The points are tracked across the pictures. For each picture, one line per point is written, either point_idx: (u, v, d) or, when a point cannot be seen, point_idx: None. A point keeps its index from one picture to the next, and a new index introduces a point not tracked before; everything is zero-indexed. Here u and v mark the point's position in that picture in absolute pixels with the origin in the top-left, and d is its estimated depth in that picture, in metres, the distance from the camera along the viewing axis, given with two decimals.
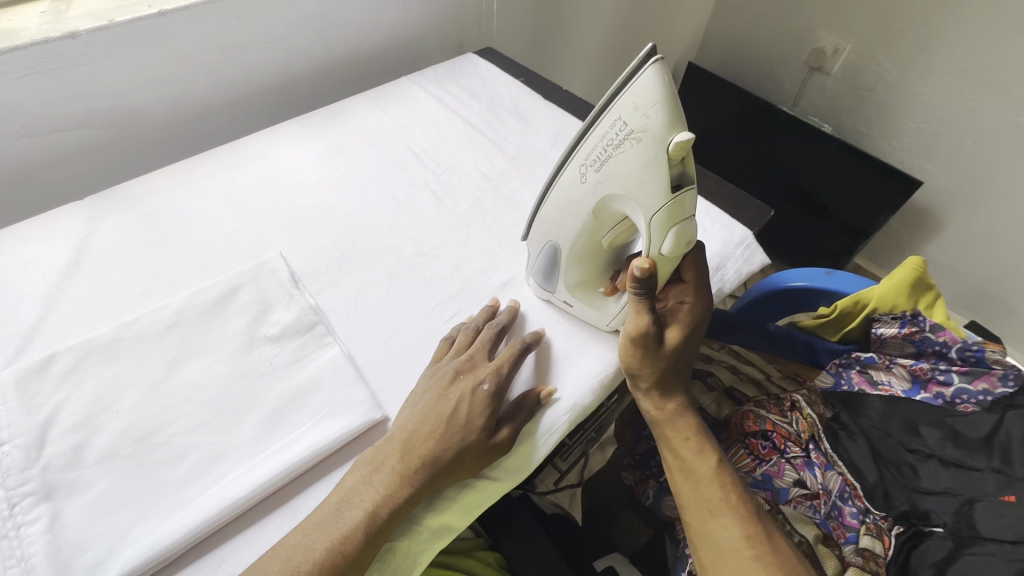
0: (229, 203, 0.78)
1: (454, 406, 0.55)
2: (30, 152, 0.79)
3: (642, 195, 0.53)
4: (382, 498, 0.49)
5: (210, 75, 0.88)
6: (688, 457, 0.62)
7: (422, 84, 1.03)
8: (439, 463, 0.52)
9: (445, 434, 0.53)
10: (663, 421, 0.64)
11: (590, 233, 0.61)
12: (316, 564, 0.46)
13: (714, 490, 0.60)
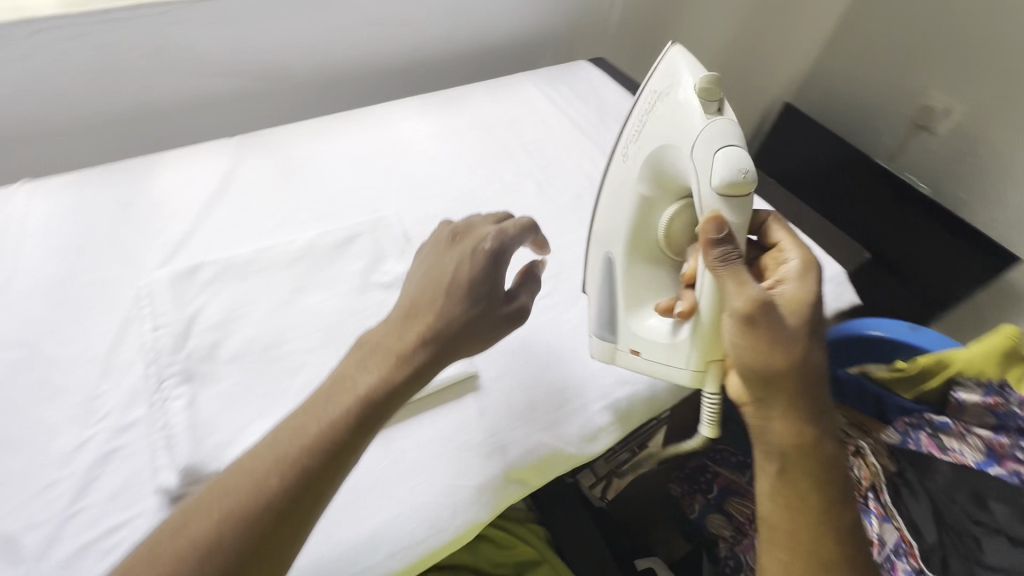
0: (354, 161, 0.85)
1: (451, 270, 0.51)
2: (194, 89, 0.89)
3: (684, 134, 0.53)
4: (376, 379, 0.45)
5: (353, 46, 0.97)
6: (819, 497, 0.50)
7: (536, 81, 1.08)
8: (440, 335, 0.48)
9: (443, 303, 0.49)
10: (800, 442, 0.50)
11: (642, 231, 0.59)
12: (305, 448, 0.42)
13: (841, 545, 0.49)
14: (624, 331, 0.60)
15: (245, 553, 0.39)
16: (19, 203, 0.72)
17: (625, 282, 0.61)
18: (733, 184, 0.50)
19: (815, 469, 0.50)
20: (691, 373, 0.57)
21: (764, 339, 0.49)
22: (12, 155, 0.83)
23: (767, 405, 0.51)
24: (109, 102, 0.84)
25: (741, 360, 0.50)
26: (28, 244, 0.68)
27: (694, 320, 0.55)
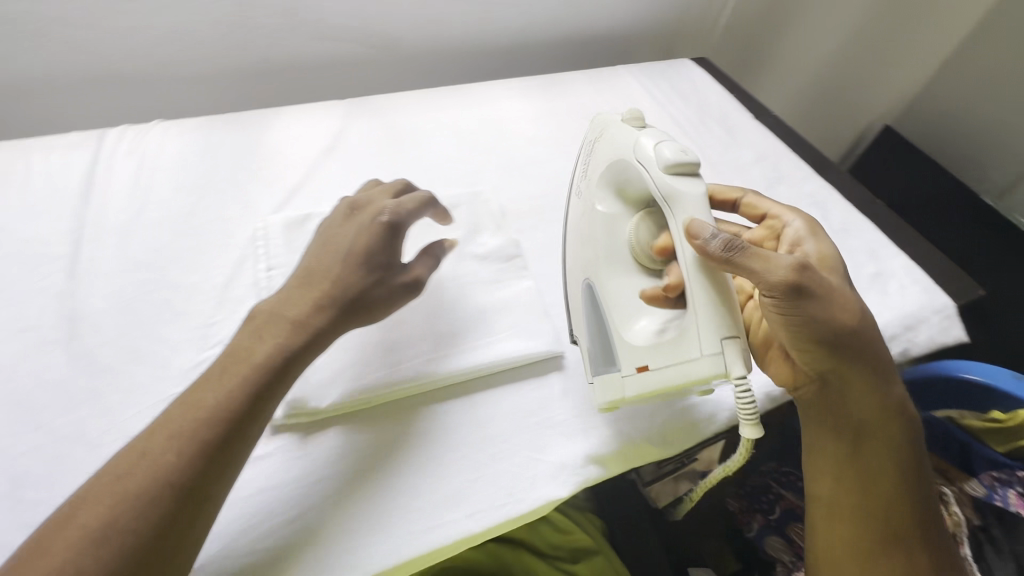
0: (454, 134, 0.87)
1: (351, 240, 0.53)
2: (312, 51, 0.93)
3: (623, 151, 0.56)
4: (275, 344, 0.47)
5: (463, 23, 0.98)
6: (896, 464, 0.51)
7: (637, 75, 1.06)
8: (335, 299, 0.51)
9: (340, 271, 0.52)
10: (874, 414, 0.51)
11: (614, 246, 0.57)
12: (201, 420, 0.42)
13: (920, 509, 0.51)
14: (620, 352, 0.53)
15: (147, 536, 0.38)
16: (152, 140, 0.78)
17: (609, 297, 0.55)
18: (679, 163, 0.49)
19: (888, 437, 0.52)
20: (709, 363, 0.46)
21: (832, 318, 0.48)
22: (148, 96, 0.90)
23: (844, 384, 0.51)
24: (237, 55, 0.89)
25: (811, 345, 0.49)
26: (159, 177, 0.73)
27: (694, 308, 0.47)
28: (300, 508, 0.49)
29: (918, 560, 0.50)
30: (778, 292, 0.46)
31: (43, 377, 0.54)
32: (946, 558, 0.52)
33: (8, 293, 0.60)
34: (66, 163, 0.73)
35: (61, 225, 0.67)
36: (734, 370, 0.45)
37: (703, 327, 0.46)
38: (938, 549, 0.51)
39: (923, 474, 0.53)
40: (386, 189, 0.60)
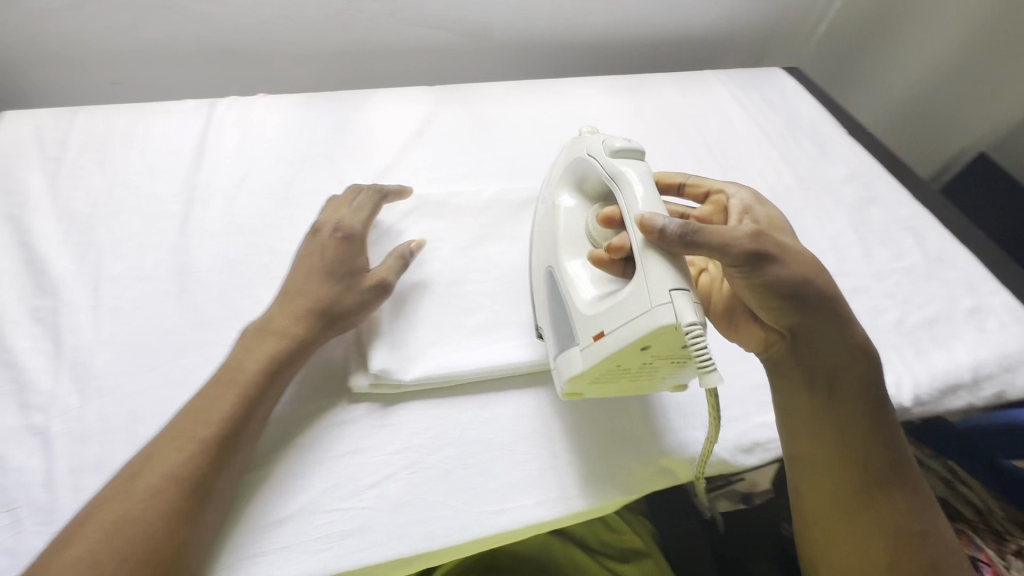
0: (539, 129, 0.88)
1: (317, 256, 0.59)
2: (408, 37, 0.96)
3: (576, 155, 0.59)
4: (257, 354, 0.51)
5: (555, 17, 0.99)
6: (869, 412, 0.53)
7: (725, 81, 1.04)
8: (309, 306, 0.55)
9: (308, 284, 0.57)
10: (841, 360, 0.53)
11: (573, 236, 0.57)
12: (207, 421, 0.46)
13: (898, 454, 0.52)
14: (578, 324, 0.51)
15: (155, 527, 0.41)
16: (257, 111, 0.82)
17: (570, 278, 0.54)
18: (624, 150, 0.54)
19: (855, 384, 0.53)
20: (660, 314, 0.44)
21: (790, 270, 0.50)
22: (253, 70, 0.95)
23: (809, 337, 0.53)
24: (338, 36, 0.93)
25: (777, 301, 0.51)
26: (262, 148, 0.77)
27: (645, 270, 0.46)
28: (383, 473, 0.51)
29: (905, 508, 0.50)
30: (738, 254, 0.48)
31: (156, 325, 0.58)
32: (931, 501, 0.52)
33: (128, 245, 0.65)
34: (180, 129, 0.78)
35: (175, 186, 0.71)
36: (685, 317, 0.43)
37: (653, 282, 0.45)
38: (923, 495, 0.52)
39: (892, 417, 0.54)
40: (357, 197, 0.66)
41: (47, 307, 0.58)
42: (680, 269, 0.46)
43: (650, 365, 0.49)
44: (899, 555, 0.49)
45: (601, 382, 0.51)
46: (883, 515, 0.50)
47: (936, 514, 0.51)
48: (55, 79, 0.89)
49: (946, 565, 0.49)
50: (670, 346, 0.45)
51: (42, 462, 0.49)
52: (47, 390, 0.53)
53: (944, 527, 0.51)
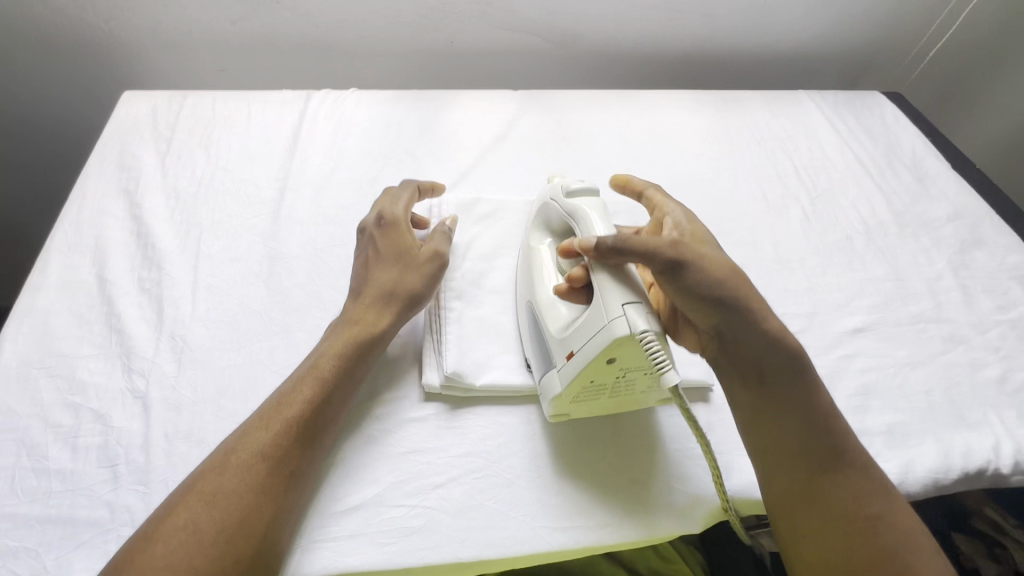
0: (621, 141, 0.86)
1: (367, 253, 0.60)
2: (496, 40, 0.97)
3: (539, 201, 0.61)
4: (338, 343, 0.53)
5: (640, 27, 0.99)
6: (799, 403, 0.49)
7: (819, 102, 0.99)
8: (382, 291, 0.57)
9: (366, 273, 0.58)
10: (764, 348, 0.50)
11: (544, 271, 0.58)
12: (300, 403, 0.49)
13: (837, 439, 0.48)
14: (554, 349, 0.52)
15: (248, 501, 0.43)
16: (349, 105, 0.85)
17: (545, 310, 0.55)
18: (579, 190, 0.57)
19: (780, 371, 0.50)
20: (616, 326, 0.46)
21: (701, 266, 0.49)
22: (345, 64, 0.98)
23: (733, 332, 0.50)
24: (429, 36, 0.95)
25: (697, 300, 0.49)
26: (351, 141, 0.80)
27: (600, 289, 0.49)
28: (448, 475, 0.52)
29: (852, 496, 0.46)
30: (661, 257, 0.49)
31: (246, 306, 0.61)
32: (885, 485, 0.48)
33: (225, 226, 0.69)
34: (277, 119, 0.82)
35: (270, 173, 0.75)
36: (637, 325, 0.45)
37: (606, 299, 0.47)
38: (873, 480, 0.47)
39: (828, 401, 0.50)
40: (394, 189, 0.66)
41: (153, 280, 0.63)
42: (632, 285, 0.49)
43: (625, 379, 0.50)
44: (851, 548, 0.44)
45: (581, 402, 0.52)
46: (826, 506, 0.46)
47: (890, 499, 0.47)
48: (168, 64, 0.95)
49: (906, 554, 0.44)
50: (634, 356, 0.47)
51: (141, 426, 0.52)
52: (149, 358, 0.56)
53: (904, 512, 0.46)
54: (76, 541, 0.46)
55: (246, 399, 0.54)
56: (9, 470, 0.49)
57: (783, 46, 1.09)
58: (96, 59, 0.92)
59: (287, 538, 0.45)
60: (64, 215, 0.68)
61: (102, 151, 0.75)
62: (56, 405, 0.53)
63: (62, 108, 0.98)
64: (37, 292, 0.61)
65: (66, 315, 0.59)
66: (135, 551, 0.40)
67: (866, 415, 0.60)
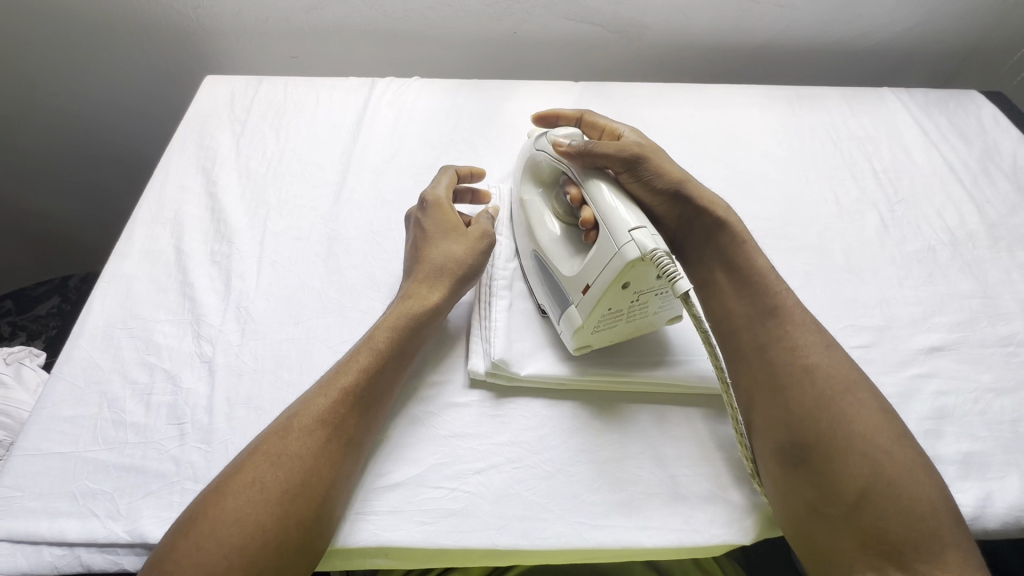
0: (684, 136, 0.84)
1: (415, 233, 0.62)
2: (559, 30, 0.96)
3: (526, 155, 0.65)
4: (395, 315, 0.55)
5: (712, 17, 0.95)
6: (741, 272, 0.57)
7: (905, 101, 0.91)
8: (432, 266, 0.58)
9: (415, 252, 0.61)
10: (712, 226, 0.59)
11: (546, 218, 0.61)
12: (354, 375, 0.50)
13: (779, 302, 0.54)
14: (567, 286, 0.55)
15: (310, 463, 0.45)
16: (412, 93, 0.87)
17: (554, 251, 0.57)
18: (564, 135, 0.60)
19: (728, 246, 0.58)
20: (627, 251, 0.48)
21: (657, 163, 0.60)
22: (409, 51, 1.00)
23: (688, 219, 0.61)
24: (492, 26, 0.95)
25: (656, 192, 0.60)
26: (411, 128, 0.82)
27: (607, 219, 0.51)
28: (488, 462, 0.52)
29: (791, 350, 0.51)
30: (621, 155, 0.58)
31: (306, 282, 0.64)
32: (829, 344, 0.52)
33: (291, 206, 0.72)
34: (343, 104, 0.85)
35: (334, 157, 0.78)
36: (647, 245, 0.48)
37: (614, 229, 0.50)
38: (814, 337, 0.52)
39: (770, 268, 0.57)
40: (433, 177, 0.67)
41: (223, 253, 0.66)
42: (631, 210, 0.51)
43: (639, 301, 0.53)
44: (791, 398, 0.48)
45: (602, 331, 0.55)
46: (768, 365, 0.51)
47: (830, 355, 0.50)
48: (246, 51, 1.00)
49: (835, 399, 0.47)
50: (647, 277, 0.50)
51: (207, 388, 0.56)
52: (216, 326, 0.60)
53: (844, 368, 0.50)
54: (145, 489, 0.49)
55: (302, 371, 0.57)
56: (92, 419, 0.53)
57: (867, 40, 1.01)
58: (184, 45, 0.99)
59: (340, 507, 0.47)
60: (149, 189, 0.73)
61: (185, 131, 0.80)
62: (135, 364, 0.57)
63: (153, 91, 1.05)
64: (123, 258, 0.66)
65: (147, 282, 0.64)
66: (208, 504, 0.42)
67: (941, 440, 0.56)
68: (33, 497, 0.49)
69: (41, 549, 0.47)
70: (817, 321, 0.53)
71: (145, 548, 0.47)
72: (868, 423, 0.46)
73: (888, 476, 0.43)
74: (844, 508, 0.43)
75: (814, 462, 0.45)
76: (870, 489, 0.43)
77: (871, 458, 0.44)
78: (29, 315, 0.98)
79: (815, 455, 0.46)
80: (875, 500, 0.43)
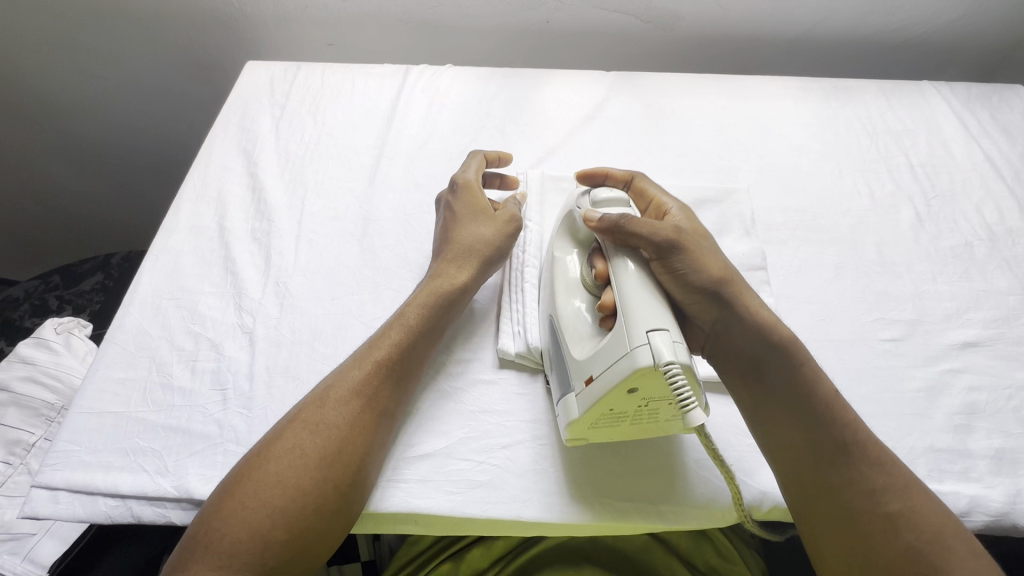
0: (714, 125, 0.83)
1: (444, 217, 0.63)
2: (592, 20, 0.96)
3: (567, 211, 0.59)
4: (423, 298, 0.56)
5: (748, 8, 0.94)
6: (797, 398, 0.50)
7: (946, 94, 0.89)
8: (461, 247, 0.60)
9: (444, 233, 0.62)
10: (761, 341, 0.52)
11: (568, 286, 0.55)
12: (387, 357, 0.52)
13: (849, 437, 0.49)
14: (573, 371, 0.50)
15: (344, 450, 0.46)
16: (444, 80, 0.88)
17: (568, 326, 0.52)
18: (608, 200, 0.55)
19: (778, 364, 0.51)
20: (640, 354, 0.43)
21: (696, 254, 0.52)
22: (442, 40, 1.01)
23: (725, 324, 0.52)
24: (525, 15, 0.96)
25: (693, 288, 0.51)
26: (444, 114, 0.83)
27: (626, 311, 0.46)
28: (514, 438, 0.54)
29: (870, 495, 0.46)
30: (654, 240, 0.50)
31: (341, 261, 0.66)
32: (909, 481, 0.47)
33: (327, 187, 0.74)
34: (378, 91, 0.86)
35: (369, 141, 0.80)
36: (663, 356, 0.42)
37: (632, 327, 0.45)
38: (893, 477, 0.47)
39: (833, 393, 0.51)
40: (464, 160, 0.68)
41: (263, 231, 0.69)
42: (659, 309, 0.46)
43: (648, 410, 0.47)
44: (872, 549, 0.45)
45: (600, 429, 0.49)
46: (842, 510, 0.46)
47: (913, 497, 0.46)
48: (285, 38, 1.03)
49: (926, 553, 0.43)
50: (655, 387, 0.44)
51: (248, 357, 0.58)
52: (256, 299, 0.63)
53: (931, 511, 0.46)
54: (191, 449, 0.52)
55: (337, 344, 0.59)
56: (142, 382, 0.57)
57: (908, 32, 0.99)
58: (226, 31, 1.02)
59: (371, 484, 0.48)
60: (194, 169, 0.76)
61: (227, 114, 0.83)
62: (181, 332, 0.60)
63: (194, 77, 1.09)
64: (169, 233, 0.69)
65: (192, 257, 0.67)
66: (251, 467, 0.45)
67: (971, 436, 0.55)
68: (88, 451, 0.52)
69: (97, 499, 0.50)
70: (890, 458, 0.48)
71: (190, 503, 0.50)
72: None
73: None
74: None
75: None
76: None
77: None
78: (75, 289, 1.02)
79: None
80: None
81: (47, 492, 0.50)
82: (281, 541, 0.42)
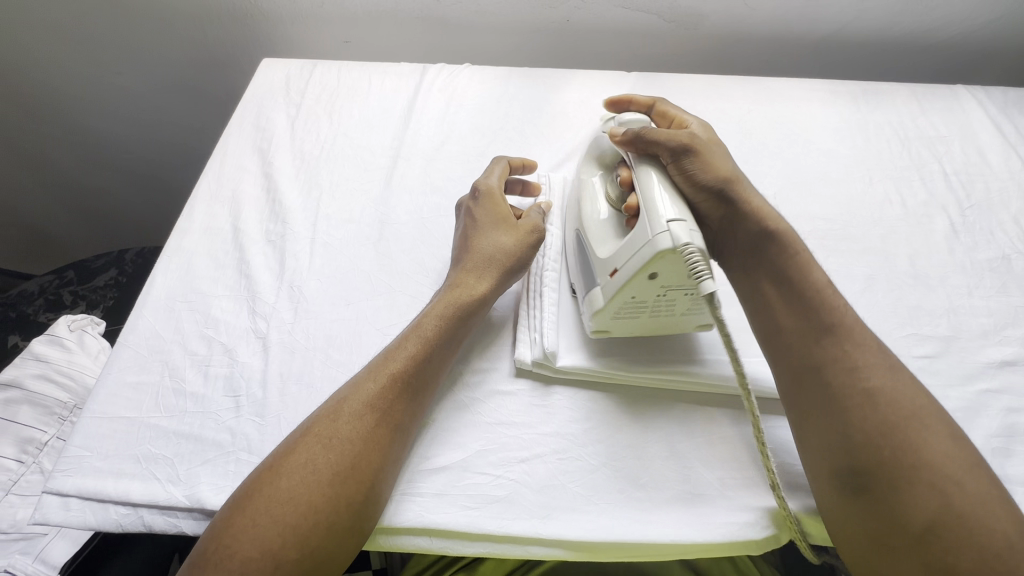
0: (739, 128, 0.81)
1: (464, 223, 0.62)
2: (614, 19, 0.94)
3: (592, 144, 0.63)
4: (441, 308, 0.55)
5: (776, 8, 0.91)
6: (794, 284, 0.51)
7: (982, 99, 0.86)
8: (481, 256, 0.58)
9: (463, 241, 0.61)
10: (761, 232, 0.54)
11: (596, 198, 0.59)
12: (405, 363, 0.50)
13: (836, 318, 0.49)
14: (596, 269, 0.54)
15: (358, 465, 0.45)
16: (462, 79, 0.87)
17: (595, 232, 0.56)
18: (632, 121, 0.59)
19: (778, 257, 0.53)
20: (660, 240, 0.47)
21: (705, 157, 0.55)
22: (460, 38, 1.00)
23: (733, 220, 0.55)
24: (546, 13, 0.94)
25: (700, 188, 0.55)
26: (462, 114, 0.82)
27: (648, 206, 0.50)
28: (533, 451, 0.52)
29: (851, 370, 0.46)
30: (670, 145, 0.55)
31: (356, 264, 0.65)
32: (894, 364, 0.47)
33: (343, 188, 0.73)
34: (394, 89, 0.85)
35: (385, 141, 0.78)
36: (681, 239, 0.46)
37: (652, 218, 0.48)
38: (878, 358, 0.47)
39: (826, 282, 0.51)
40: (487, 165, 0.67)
41: (278, 233, 0.68)
42: (676, 203, 0.50)
43: (666, 298, 0.51)
44: (851, 424, 0.44)
45: (621, 319, 0.54)
46: (825, 386, 0.46)
47: (897, 376, 0.46)
48: (302, 35, 1.02)
49: (901, 426, 0.43)
50: (675, 272, 0.48)
51: (261, 363, 0.57)
52: (270, 304, 0.61)
53: (912, 390, 0.45)
54: (203, 457, 0.51)
55: (351, 351, 0.58)
56: (155, 386, 0.56)
57: (942, 33, 0.96)
58: (242, 26, 1.01)
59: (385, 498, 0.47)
60: (208, 168, 0.75)
61: (243, 112, 0.82)
62: (194, 336, 0.59)
63: (209, 72, 1.08)
64: (183, 234, 0.68)
65: (205, 259, 0.66)
66: (262, 483, 0.44)
67: (1011, 460, 0.52)
68: (100, 457, 0.51)
69: (108, 507, 0.49)
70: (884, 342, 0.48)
71: (202, 513, 0.49)
72: (943, 456, 0.42)
73: (959, 509, 0.39)
74: (908, 542, 0.40)
75: (874, 489, 0.42)
76: (939, 522, 0.39)
77: (944, 492, 0.40)
78: (89, 285, 1.02)
79: (879, 484, 0.42)
80: (943, 536, 0.39)
81: (58, 499, 0.50)
82: (292, 560, 0.41)
